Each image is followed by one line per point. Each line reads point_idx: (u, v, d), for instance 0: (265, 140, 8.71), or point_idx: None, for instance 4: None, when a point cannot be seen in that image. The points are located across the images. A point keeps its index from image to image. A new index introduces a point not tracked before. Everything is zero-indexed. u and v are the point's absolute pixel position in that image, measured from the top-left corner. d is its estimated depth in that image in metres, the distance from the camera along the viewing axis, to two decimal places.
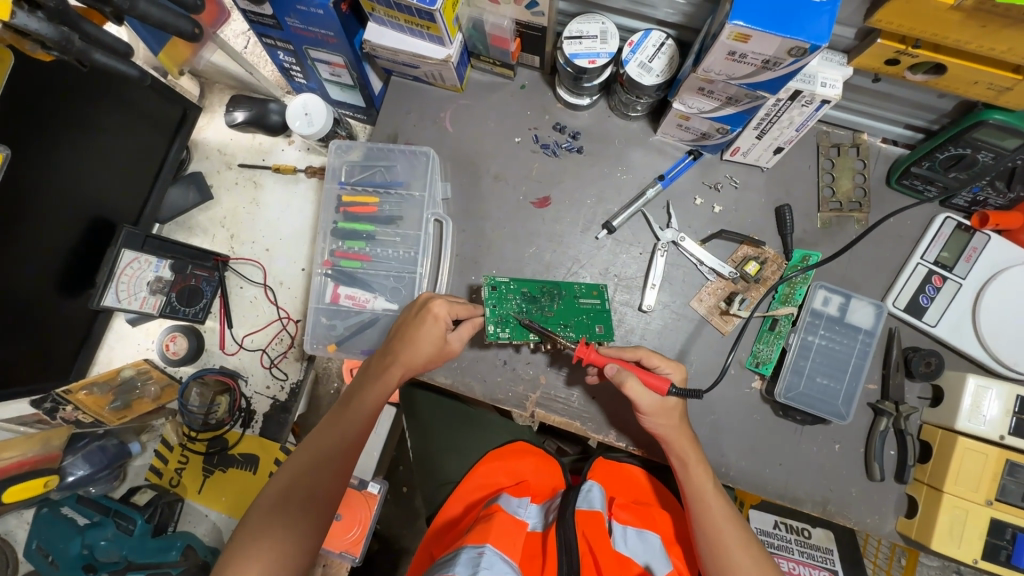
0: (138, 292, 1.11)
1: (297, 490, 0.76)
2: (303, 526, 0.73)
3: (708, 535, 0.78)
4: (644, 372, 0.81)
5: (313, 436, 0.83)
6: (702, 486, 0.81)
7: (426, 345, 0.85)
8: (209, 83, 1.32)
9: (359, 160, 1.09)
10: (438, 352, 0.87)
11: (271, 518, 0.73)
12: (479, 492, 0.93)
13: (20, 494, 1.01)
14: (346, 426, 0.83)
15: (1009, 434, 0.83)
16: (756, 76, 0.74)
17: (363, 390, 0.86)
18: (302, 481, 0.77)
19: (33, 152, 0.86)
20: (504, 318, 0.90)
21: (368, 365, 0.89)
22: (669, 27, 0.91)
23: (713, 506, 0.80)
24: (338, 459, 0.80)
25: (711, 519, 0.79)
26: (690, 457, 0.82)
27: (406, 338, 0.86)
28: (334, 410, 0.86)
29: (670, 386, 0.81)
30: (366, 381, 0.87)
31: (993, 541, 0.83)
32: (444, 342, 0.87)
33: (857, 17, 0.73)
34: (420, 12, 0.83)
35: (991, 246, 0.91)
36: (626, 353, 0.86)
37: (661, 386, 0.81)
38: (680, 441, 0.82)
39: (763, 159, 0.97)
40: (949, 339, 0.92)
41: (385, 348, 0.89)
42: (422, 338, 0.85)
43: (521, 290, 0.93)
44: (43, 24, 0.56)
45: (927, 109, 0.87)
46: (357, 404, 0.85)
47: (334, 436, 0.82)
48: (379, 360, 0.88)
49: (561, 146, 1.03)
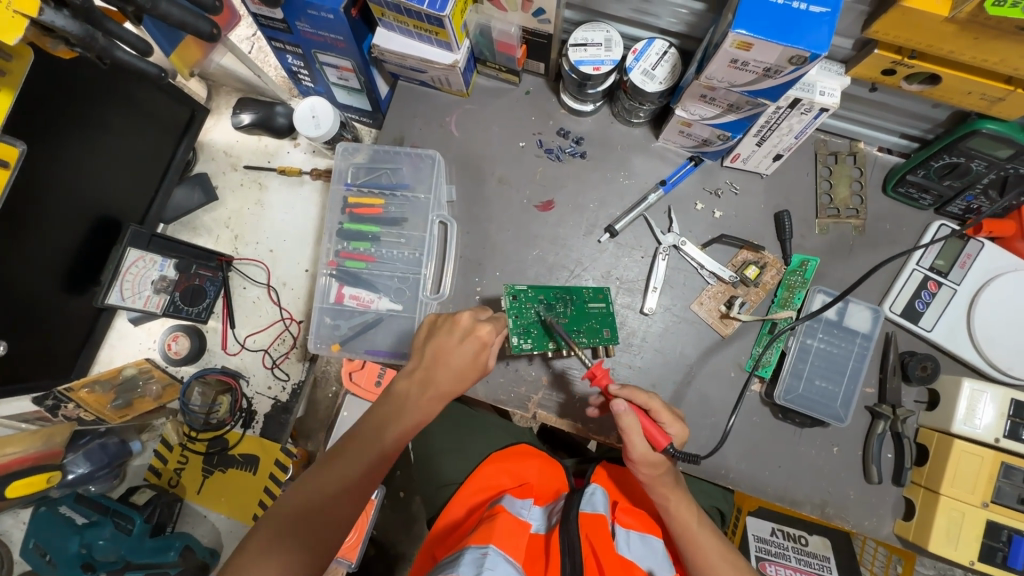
0: (142, 291, 1.11)
1: (312, 513, 0.70)
2: (319, 549, 0.68)
3: (697, 563, 0.79)
4: (651, 426, 0.77)
5: (336, 451, 0.77)
6: (687, 520, 0.80)
7: (460, 362, 0.82)
8: (216, 85, 1.34)
9: (365, 163, 1.10)
10: (471, 370, 0.83)
11: (284, 536, 0.67)
12: (482, 495, 0.91)
13: (23, 490, 0.97)
14: (372, 447, 0.78)
15: (1004, 437, 0.85)
16: (756, 84, 0.77)
17: (392, 417, 0.81)
18: (318, 506, 0.70)
19: (45, 149, 0.87)
20: (524, 328, 0.92)
21: (394, 389, 0.83)
22: (672, 37, 0.93)
23: (703, 542, 0.79)
24: (361, 485, 0.74)
25: (704, 553, 0.78)
26: (672, 499, 0.80)
27: (441, 358, 0.82)
28: (360, 426, 0.81)
29: (668, 444, 0.77)
30: (395, 410, 0.81)
31: (988, 543, 0.85)
32: (479, 361, 0.83)
33: (855, 28, 0.76)
34: (430, 18, 0.85)
35: (984, 253, 0.94)
36: (639, 398, 0.80)
37: (661, 441, 0.77)
38: (662, 487, 0.80)
39: (763, 166, 0.99)
40: (944, 343, 0.93)
41: (413, 367, 0.84)
42: (459, 356, 0.82)
43: (539, 298, 0.94)
44: (69, 22, 0.57)
45: (922, 118, 0.90)
46: (382, 436, 0.79)
47: (357, 458, 0.76)
48: (411, 386, 0.82)
49: (565, 151, 1.05)
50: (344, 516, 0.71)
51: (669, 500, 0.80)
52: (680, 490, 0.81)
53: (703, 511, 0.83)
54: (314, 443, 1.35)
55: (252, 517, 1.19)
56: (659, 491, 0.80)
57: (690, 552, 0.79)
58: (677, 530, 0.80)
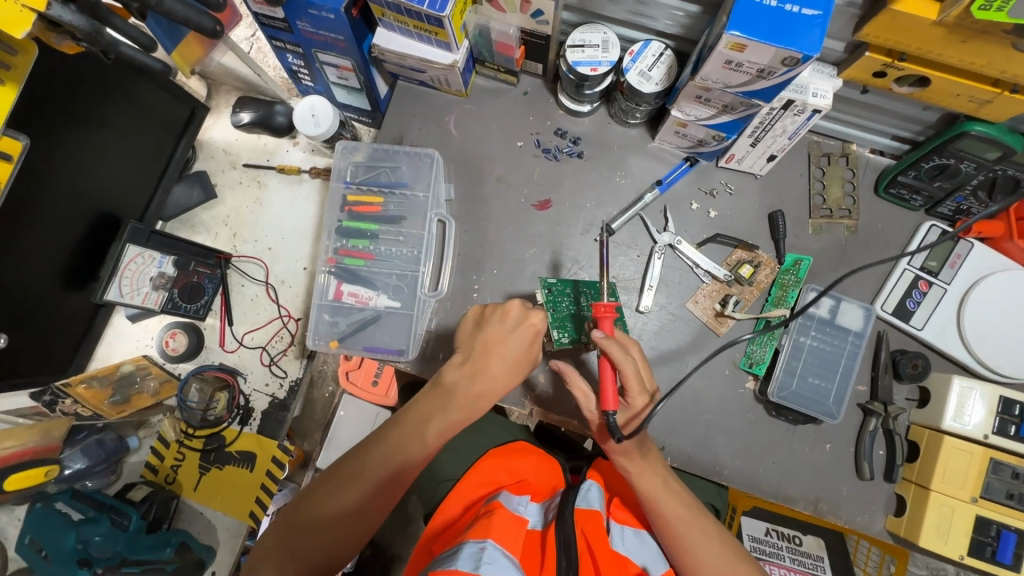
0: (141, 287, 1.11)
1: (326, 521, 0.74)
2: (327, 553, 0.73)
3: (669, 538, 0.76)
4: (607, 382, 0.77)
5: (349, 459, 0.79)
6: (653, 491, 0.78)
7: (513, 351, 0.83)
8: (217, 84, 1.34)
9: (364, 161, 1.11)
10: (524, 359, 0.83)
11: (300, 537, 0.73)
12: (480, 490, 0.89)
13: (20, 483, 0.97)
14: (397, 456, 0.78)
15: (993, 434, 0.87)
16: (751, 85, 0.78)
17: (434, 412, 0.81)
18: (333, 516, 0.74)
19: (47, 146, 0.88)
20: (562, 321, 0.95)
21: (443, 378, 0.83)
22: (668, 39, 0.95)
23: (670, 512, 0.77)
24: (376, 499, 0.75)
25: (674, 530, 0.76)
26: (634, 467, 0.79)
27: (493, 348, 0.83)
28: (380, 434, 0.81)
29: (612, 411, 0.76)
30: (443, 402, 0.81)
31: (978, 538, 0.86)
32: (532, 351, 0.84)
33: (847, 31, 0.78)
34: (430, 18, 0.86)
35: (974, 253, 0.95)
36: (614, 352, 0.77)
37: (608, 404, 0.77)
38: (621, 454, 0.79)
39: (757, 166, 1.01)
40: (935, 341, 0.95)
41: (463, 358, 0.84)
42: (512, 345, 0.83)
43: (567, 290, 0.97)
44: (76, 16, 0.58)
45: (913, 120, 0.92)
46: (427, 428, 0.80)
47: (376, 470, 0.77)
48: (460, 377, 0.82)
49: (562, 151, 1.06)
50: (343, 534, 0.73)
51: (635, 472, 0.79)
52: (646, 461, 0.80)
53: (674, 482, 0.81)
54: (310, 442, 1.35)
55: (248, 513, 1.19)
56: (624, 463, 0.80)
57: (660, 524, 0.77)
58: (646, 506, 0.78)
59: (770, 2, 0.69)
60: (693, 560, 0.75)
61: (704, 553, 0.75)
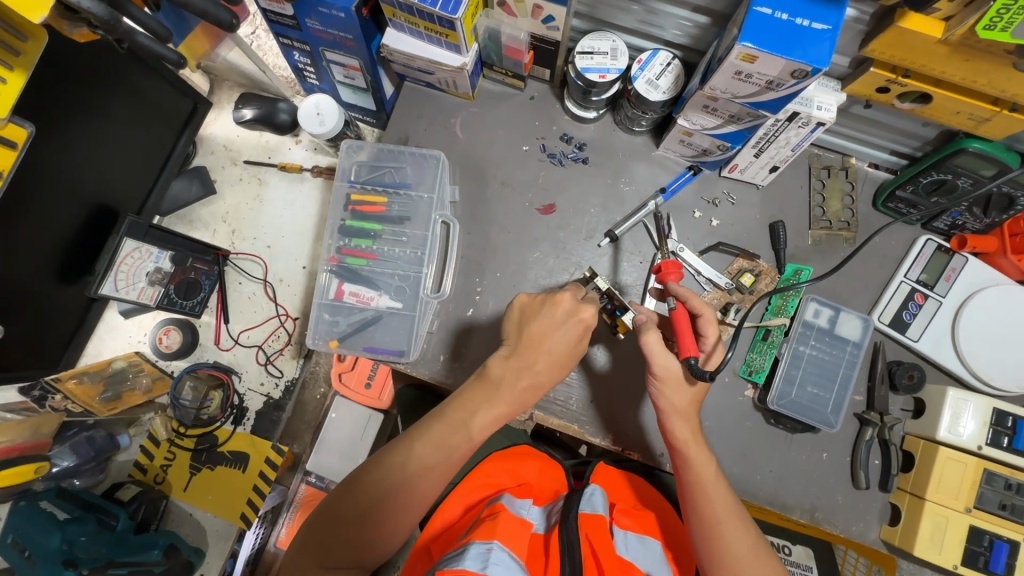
0: (137, 282, 1.10)
1: (348, 519, 0.75)
2: (349, 552, 0.74)
3: (704, 523, 0.76)
4: (686, 332, 0.79)
5: (372, 462, 0.79)
6: (704, 473, 0.78)
7: (560, 347, 0.80)
8: (219, 79, 1.33)
9: (367, 161, 1.10)
10: (570, 356, 0.81)
11: (324, 535, 0.75)
12: (481, 492, 0.87)
13: (7, 480, 0.91)
14: (408, 461, 0.76)
15: (986, 445, 0.88)
16: (758, 97, 0.79)
17: (480, 407, 0.79)
18: (353, 514, 0.75)
19: (50, 134, 0.86)
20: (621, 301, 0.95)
21: (490, 372, 0.81)
22: (675, 49, 0.97)
23: (714, 497, 0.77)
24: (392, 496, 0.75)
25: (712, 514, 0.75)
26: (693, 441, 0.80)
27: (539, 342, 0.80)
28: (407, 436, 0.79)
29: (694, 356, 0.77)
30: (484, 398, 0.80)
31: (972, 548, 0.88)
32: (580, 346, 0.81)
33: (854, 46, 0.79)
34: (441, 20, 0.87)
35: (968, 267, 0.97)
36: (692, 301, 0.84)
37: (688, 350, 0.78)
38: (685, 422, 0.80)
39: (760, 177, 1.02)
40: (930, 353, 0.96)
41: (508, 351, 0.82)
42: (560, 339, 0.80)
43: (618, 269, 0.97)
44: (94, 2, 0.57)
45: (913, 136, 0.94)
46: (469, 426, 0.78)
47: (390, 468, 0.76)
48: (507, 370, 0.80)
49: (567, 156, 1.07)
50: (362, 530, 0.74)
51: (689, 446, 0.79)
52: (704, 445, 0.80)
53: (721, 472, 0.81)
54: (300, 444, 1.32)
55: (239, 516, 1.17)
56: (681, 433, 0.80)
57: (699, 510, 0.76)
58: (690, 484, 0.78)
59: (780, 15, 0.70)
60: (724, 549, 0.74)
61: (737, 547, 0.74)
